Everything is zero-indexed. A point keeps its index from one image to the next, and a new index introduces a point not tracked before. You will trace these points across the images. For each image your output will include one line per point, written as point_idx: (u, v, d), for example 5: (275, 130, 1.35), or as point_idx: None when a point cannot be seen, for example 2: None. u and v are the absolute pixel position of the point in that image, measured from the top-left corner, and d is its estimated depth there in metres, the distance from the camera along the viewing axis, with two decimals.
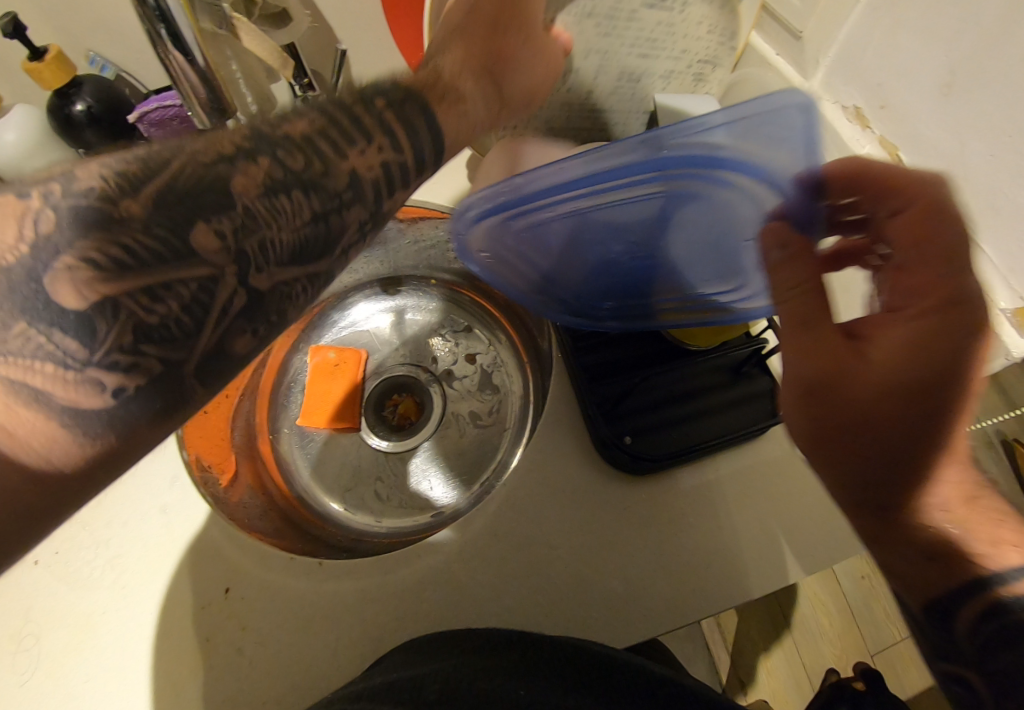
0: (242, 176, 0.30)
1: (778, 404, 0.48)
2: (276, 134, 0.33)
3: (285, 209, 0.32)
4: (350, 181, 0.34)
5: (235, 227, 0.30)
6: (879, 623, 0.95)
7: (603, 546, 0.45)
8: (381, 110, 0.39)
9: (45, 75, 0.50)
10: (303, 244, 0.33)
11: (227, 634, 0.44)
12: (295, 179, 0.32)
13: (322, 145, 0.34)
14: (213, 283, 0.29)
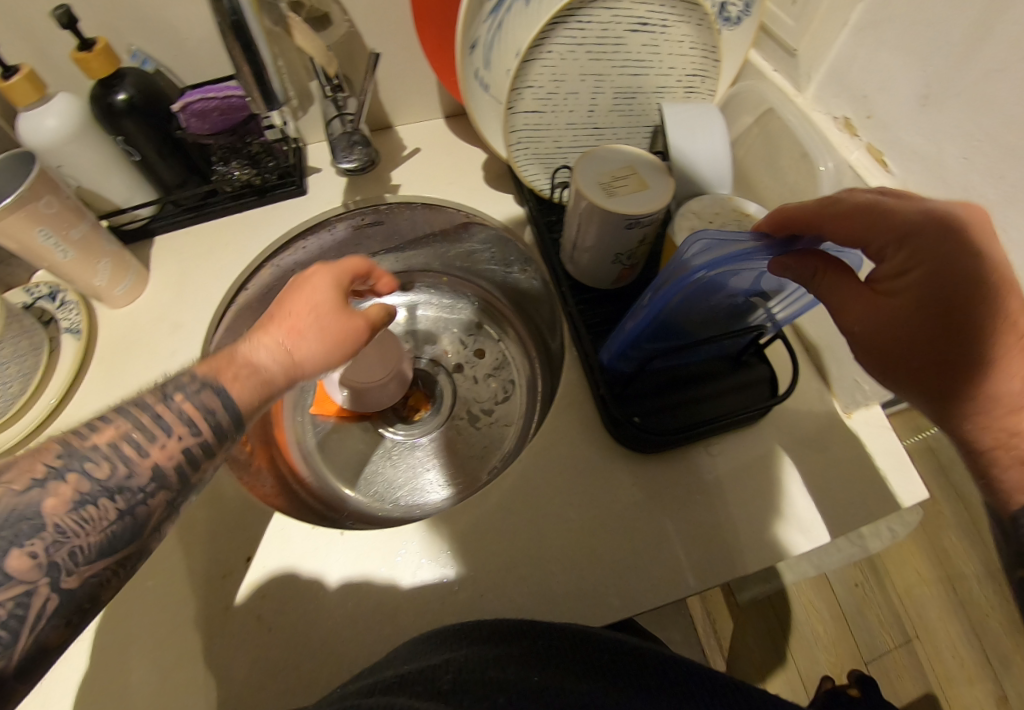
0: (52, 497, 0.30)
1: (776, 390, 0.51)
2: (86, 445, 0.32)
3: (91, 518, 0.31)
4: (154, 475, 0.33)
5: (46, 542, 0.29)
6: (872, 631, 0.97)
7: (614, 521, 0.48)
8: (179, 401, 0.36)
9: (90, 64, 0.52)
10: (112, 541, 0.32)
11: (248, 601, 0.46)
12: (103, 488, 0.32)
13: (127, 447, 0.33)
14: (26, 596, 0.28)
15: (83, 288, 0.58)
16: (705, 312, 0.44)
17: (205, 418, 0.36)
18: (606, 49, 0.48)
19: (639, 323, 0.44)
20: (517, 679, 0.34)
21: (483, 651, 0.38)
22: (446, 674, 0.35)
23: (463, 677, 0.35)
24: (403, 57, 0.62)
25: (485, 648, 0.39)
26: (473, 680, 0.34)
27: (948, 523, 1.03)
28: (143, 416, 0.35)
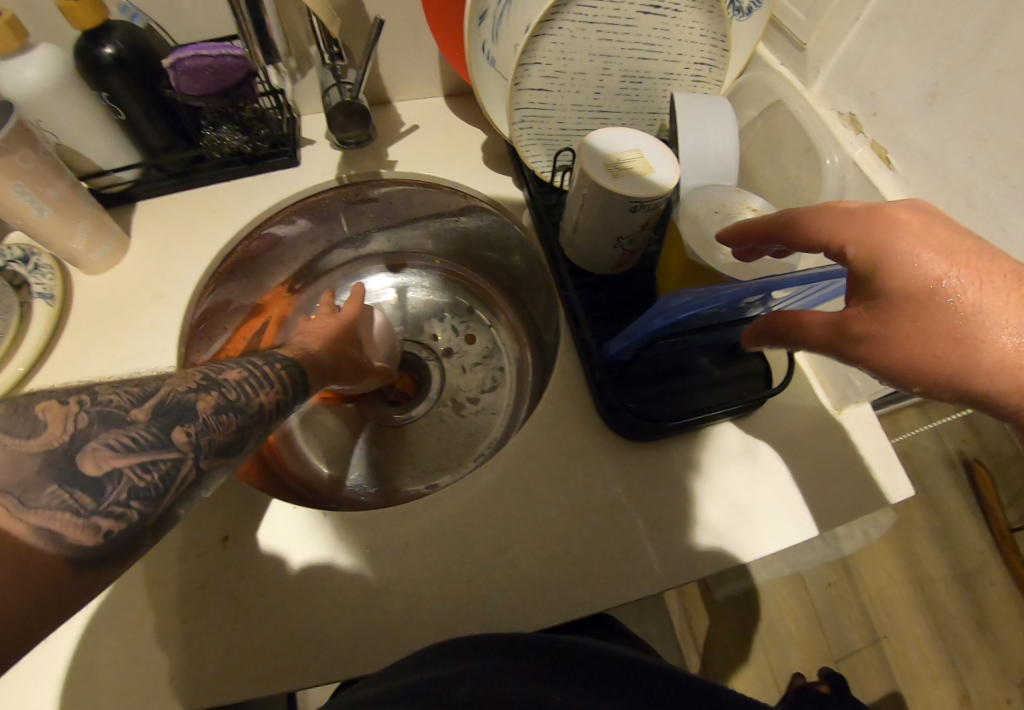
0: (201, 398, 0.33)
1: (771, 383, 0.51)
2: (213, 375, 0.36)
3: (226, 424, 0.33)
4: (257, 411, 0.36)
5: (199, 427, 0.32)
6: (843, 629, 0.99)
7: (604, 510, 0.47)
8: (276, 367, 0.41)
9: (76, 13, 0.49)
10: (229, 445, 0.33)
11: (224, 581, 0.44)
12: (230, 403, 0.35)
13: (242, 385, 0.37)
14: (177, 464, 0.30)
15: (59, 252, 0.55)
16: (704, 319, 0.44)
17: (281, 379, 0.40)
18: (617, 29, 0.47)
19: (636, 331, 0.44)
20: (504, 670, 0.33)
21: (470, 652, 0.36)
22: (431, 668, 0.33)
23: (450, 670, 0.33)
24: (407, 29, 0.60)
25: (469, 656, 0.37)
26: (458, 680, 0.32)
27: (920, 527, 1.05)
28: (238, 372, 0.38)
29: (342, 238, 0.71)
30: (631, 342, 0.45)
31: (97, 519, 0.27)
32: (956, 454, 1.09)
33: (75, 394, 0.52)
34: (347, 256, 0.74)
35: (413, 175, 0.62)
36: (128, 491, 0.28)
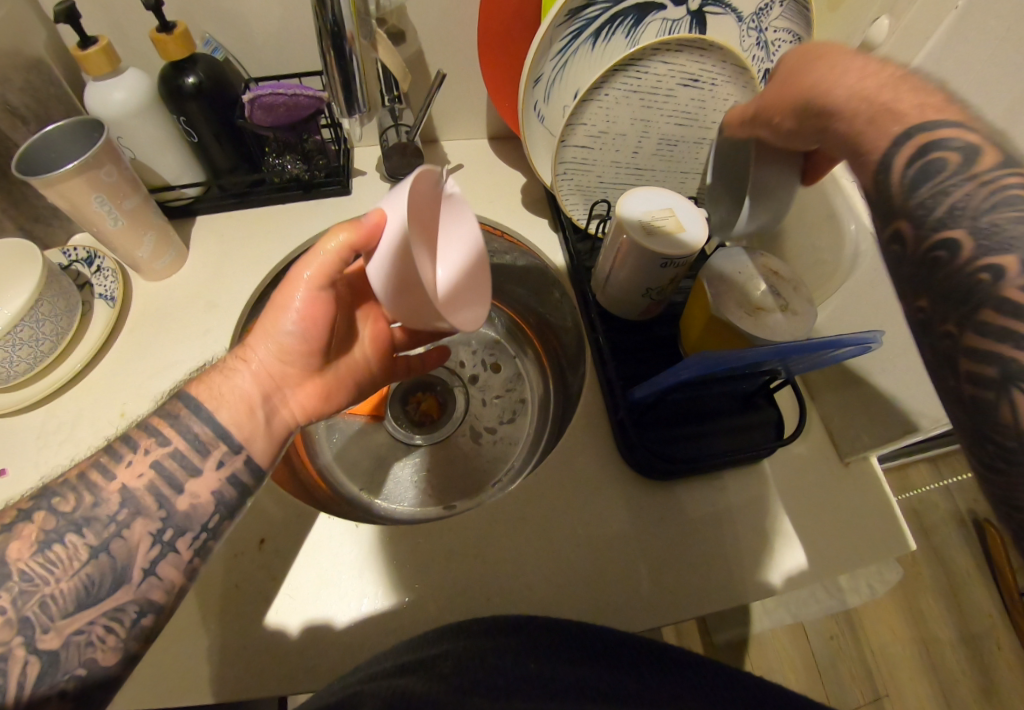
0: (17, 540, 0.36)
1: (783, 434, 0.54)
2: (54, 484, 0.39)
3: (59, 559, 0.36)
4: (122, 502, 0.39)
5: (14, 594, 0.35)
6: (843, 685, 0.98)
7: (620, 541, 0.50)
8: (145, 419, 0.42)
9: (168, 46, 0.55)
10: (88, 583, 0.37)
11: (256, 582, 0.46)
12: (67, 522, 0.37)
13: (93, 478, 0.39)
14: (2, 661, 0.34)
15: (125, 259, 0.59)
16: (713, 381, 0.48)
17: (178, 431, 0.42)
18: (658, 98, 0.52)
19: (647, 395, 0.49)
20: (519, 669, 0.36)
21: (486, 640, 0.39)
22: (448, 662, 0.37)
23: (466, 663, 0.36)
24: (461, 78, 0.65)
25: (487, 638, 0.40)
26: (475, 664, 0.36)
27: (926, 585, 1.05)
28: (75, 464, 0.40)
29: None
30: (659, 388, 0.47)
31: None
32: (966, 513, 1.10)
33: (127, 392, 0.56)
34: None
35: None
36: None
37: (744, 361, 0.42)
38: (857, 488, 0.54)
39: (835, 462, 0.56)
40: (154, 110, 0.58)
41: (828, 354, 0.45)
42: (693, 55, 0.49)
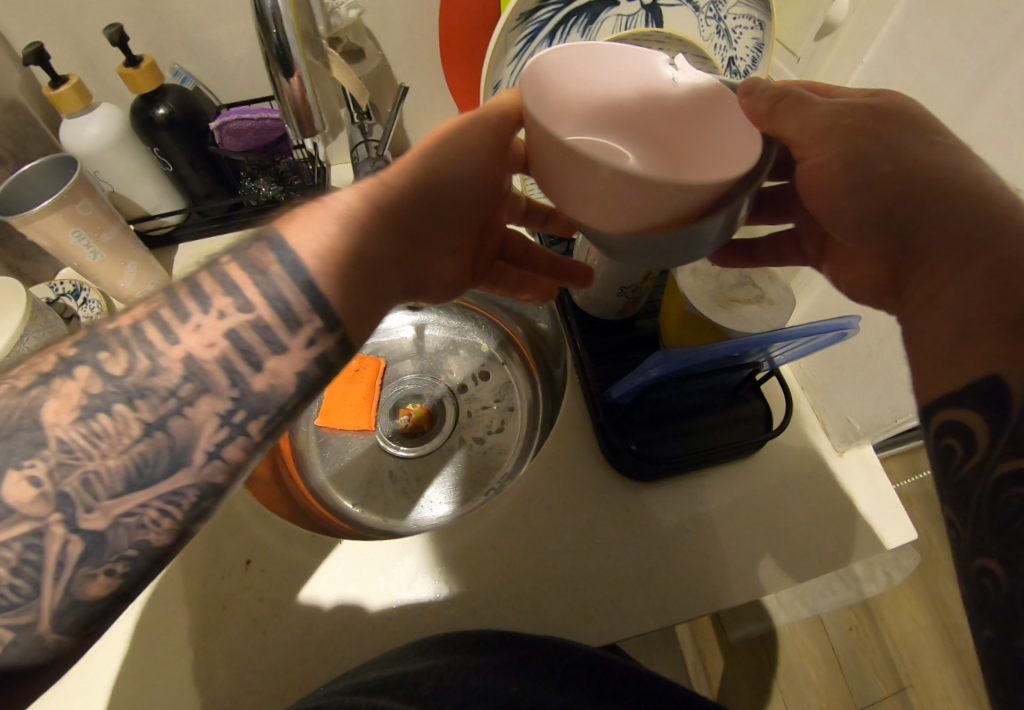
0: (56, 398, 0.30)
1: (771, 426, 0.53)
2: (107, 329, 0.31)
3: (106, 432, 0.30)
4: (183, 371, 0.31)
5: (49, 467, 0.29)
6: (866, 677, 0.95)
7: (608, 543, 0.49)
8: (223, 264, 0.33)
9: (136, 80, 0.55)
10: (139, 463, 0.30)
11: (243, 602, 0.46)
12: (116, 388, 0.30)
13: (152, 332, 0.31)
14: (37, 537, 0.28)
15: (108, 289, 0.60)
16: (690, 378, 0.48)
17: (255, 281, 0.32)
18: None
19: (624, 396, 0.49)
20: (496, 688, 0.37)
21: (473, 659, 0.39)
22: (427, 680, 0.37)
23: (444, 683, 0.37)
24: (429, 90, 0.65)
25: (469, 655, 0.40)
26: (455, 689, 0.37)
27: (945, 571, 1.02)
28: (182, 313, 0.32)
29: None
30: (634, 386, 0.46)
31: (12, 587, 0.28)
32: None
33: None
34: None
35: None
36: (16, 562, 0.28)
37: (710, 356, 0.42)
38: (849, 478, 0.53)
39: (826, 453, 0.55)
40: (127, 141, 0.59)
41: (804, 342, 0.44)
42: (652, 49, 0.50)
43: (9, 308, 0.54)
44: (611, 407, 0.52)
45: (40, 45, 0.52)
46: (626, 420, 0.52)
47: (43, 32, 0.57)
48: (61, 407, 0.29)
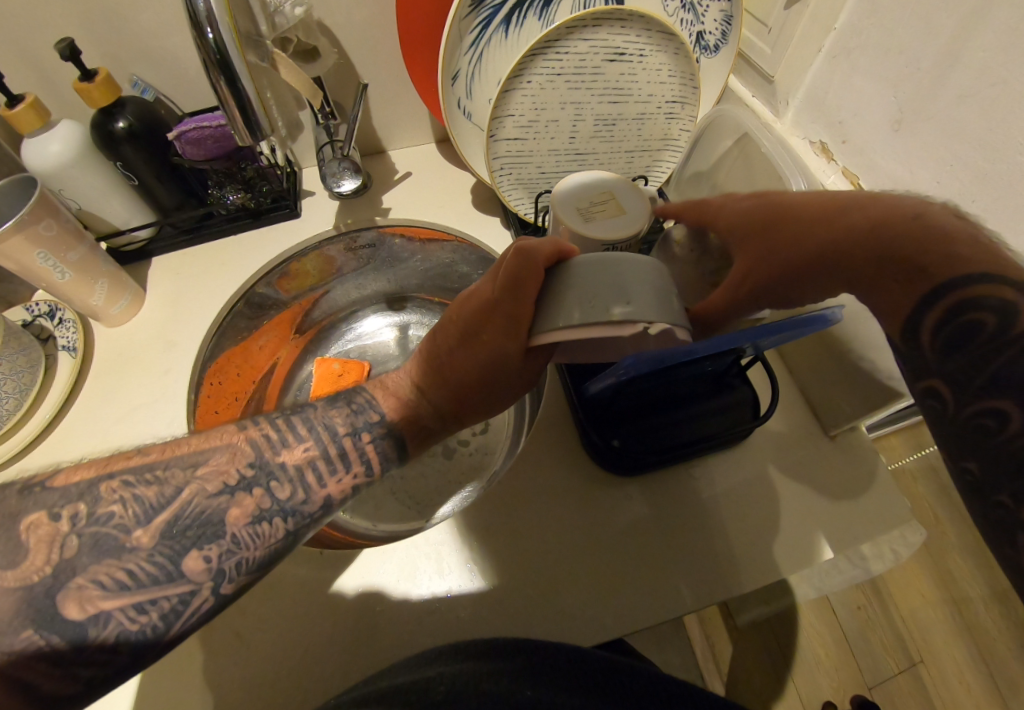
0: (237, 508, 0.35)
1: (759, 412, 0.51)
2: (275, 458, 0.37)
3: (262, 536, 0.35)
4: (324, 502, 0.38)
5: (221, 550, 0.34)
6: (876, 655, 0.94)
7: (597, 539, 0.49)
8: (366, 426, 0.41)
9: (92, 94, 0.54)
10: (271, 556, 0.36)
11: (228, 619, 0.46)
12: (279, 507, 0.36)
13: (312, 470, 0.38)
14: (190, 595, 0.32)
15: (82, 308, 0.59)
16: (666, 373, 0.46)
17: (382, 464, 0.41)
18: (585, 78, 0.50)
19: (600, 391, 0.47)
20: (511, 691, 0.35)
21: (484, 665, 0.38)
22: (439, 686, 0.36)
23: (457, 688, 0.36)
24: (394, 85, 0.64)
25: (484, 660, 0.39)
26: (468, 692, 0.35)
27: (952, 545, 1.01)
28: (332, 447, 0.39)
29: (335, 279, 0.71)
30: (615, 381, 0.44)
31: (153, 627, 0.31)
32: None
33: (96, 438, 0.56)
34: (346, 297, 0.74)
35: (407, 221, 0.65)
36: (162, 615, 0.31)
37: (694, 353, 0.39)
38: (841, 461, 0.53)
39: (815, 435, 0.54)
40: (91, 157, 0.57)
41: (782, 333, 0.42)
42: (613, 28, 0.48)
43: None
44: (593, 403, 0.50)
45: None
46: (611, 416, 0.50)
47: None
48: (224, 516, 0.34)
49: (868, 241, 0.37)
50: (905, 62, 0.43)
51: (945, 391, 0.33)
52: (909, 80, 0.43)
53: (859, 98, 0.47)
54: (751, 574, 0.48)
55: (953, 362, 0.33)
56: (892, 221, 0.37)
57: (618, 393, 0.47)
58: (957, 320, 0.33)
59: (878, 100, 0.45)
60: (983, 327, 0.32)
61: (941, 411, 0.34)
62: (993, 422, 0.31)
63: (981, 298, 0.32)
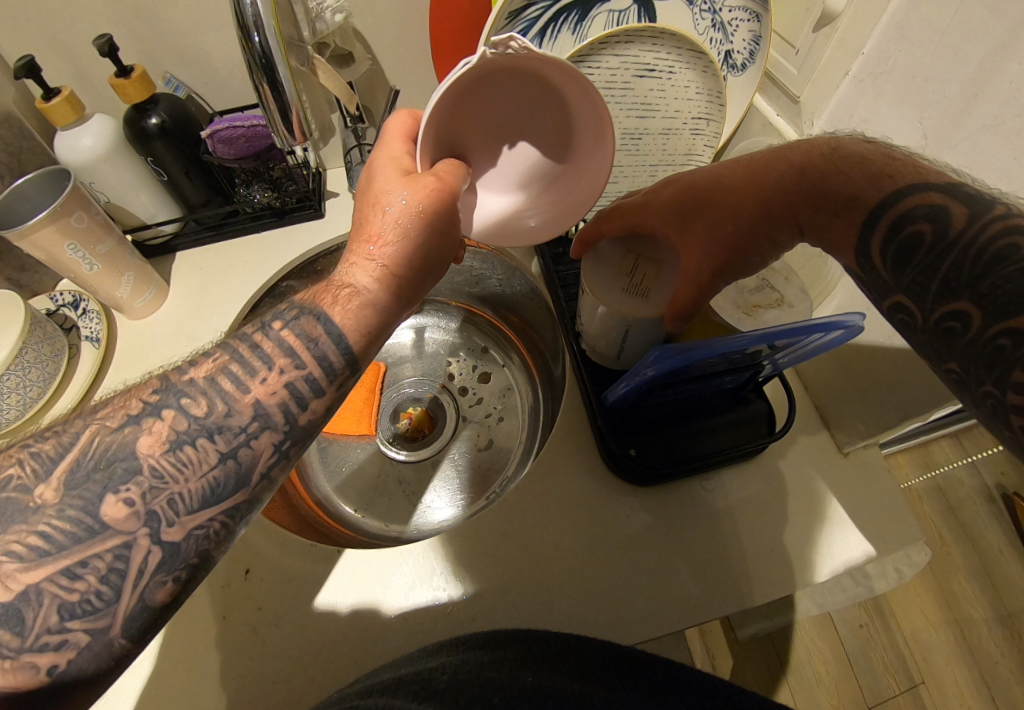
0: (148, 434, 0.30)
1: (774, 426, 0.52)
2: (181, 379, 0.33)
3: (189, 460, 0.31)
4: (254, 412, 0.33)
5: (142, 489, 0.30)
6: (878, 675, 0.94)
7: (611, 547, 0.49)
8: (278, 330, 0.35)
9: (127, 90, 0.55)
10: (214, 486, 0.31)
11: (243, 612, 0.46)
12: (199, 427, 0.31)
13: (223, 381, 0.33)
14: (126, 548, 0.29)
15: (105, 299, 0.60)
16: (683, 386, 0.47)
17: (308, 349, 0.35)
18: (614, 92, 0.51)
19: (613, 397, 0.48)
20: (514, 679, 0.36)
21: (492, 654, 0.39)
22: (444, 675, 0.36)
23: (461, 677, 0.36)
24: (423, 91, 0.65)
25: (486, 651, 0.39)
26: (471, 681, 0.36)
27: (957, 565, 1.01)
28: (244, 347, 0.34)
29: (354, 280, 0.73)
30: (631, 389, 0.46)
31: (97, 592, 0.28)
32: (995, 491, 1.06)
33: None
34: None
35: None
36: (105, 570, 0.29)
37: (710, 352, 0.41)
38: (856, 479, 0.53)
39: (830, 453, 0.54)
40: (123, 152, 0.58)
41: (802, 340, 0.43)
42: (645, 45, 0.49)
43: (10, 319, 0.54)
44: (605, 412, 0.51)
45: (32, 58, 0.51)
46: (626, 430, 0.51)
47: (38, 48, 0.58)
48: (125, 451, 0.30)
49: (798, 179, 0.40)
50: (931, 90, 0.43)
51: (970, 312, 0.32)
52: (933, 109, 0.44)
53: (883, 121, 0.48)
54: (764, 585, 0.48)
55: (987, 283, 0.31)
56: (810, 160, 0.40)
57: (631, 405, 0.49)
58: (990, 249, 0.31)
59: (906, 124, 0.46)
60: (923, 238, 0.34)
61: (959, 333, 0.32)
62: (1010, 342, 0.29)
63: (913, 210, 0.34)
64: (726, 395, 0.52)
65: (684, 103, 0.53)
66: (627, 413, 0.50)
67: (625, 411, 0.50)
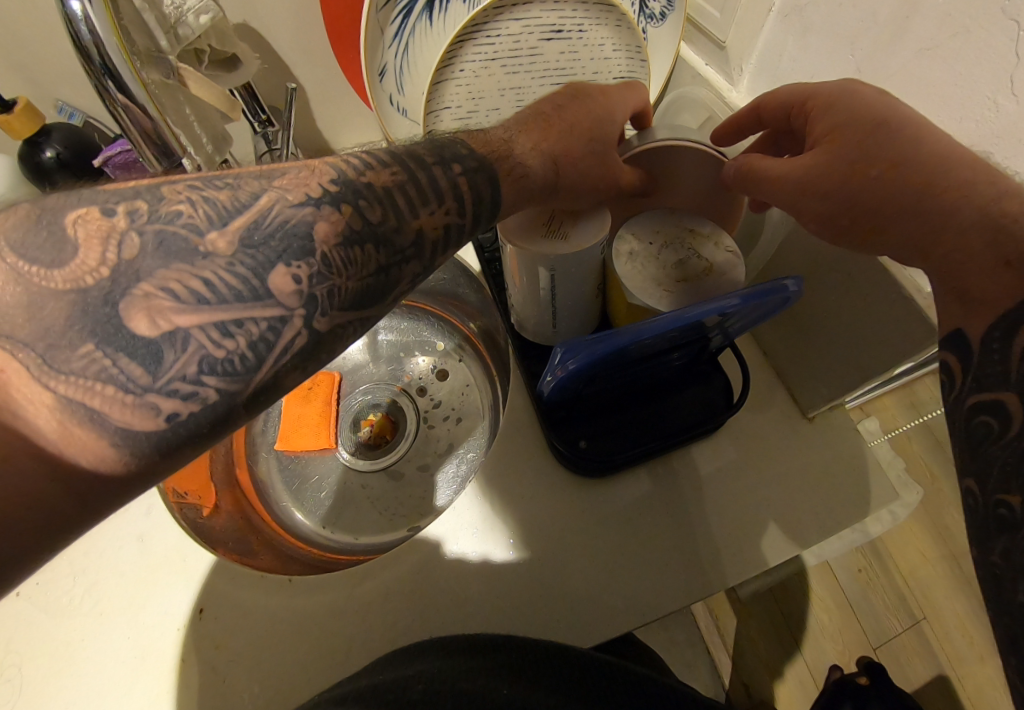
0: (325, 223, 0.28)
1: (733, 397, 0.50)
2: (360, 178, 0.30)
3: (354, 261, 0.28)
4: (416, 240, 0.31)
5: (311, 272, 0.27)
6: (880, 617, 0.94)
7: (570, 543, 0.47)
8: (456, 174, 0.33)
9: (12, 126, 0.51)
10: (366, 291, 0.29)
11: (202, 652, 0.45)
12: (370, 232, 0.29)
13: (400, 197, 0.30)
14: (281, 324, 0.26)
15: None
16: (621, 372, 0.44)
17: (472, 203, 0.34)
18: (523, 59, 0.48)
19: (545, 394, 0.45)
20: (489, 688, 0.34)
21: (458, 662, 0.37)
22: (417, 685, 0.34)
23: (435, 688, 0.33)
24: (331, 84, 0.61)
25: (464, 659, 0.37)
26: (446, 691, 0.33)
27: (950, 500, 1.00)
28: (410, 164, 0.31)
29: None
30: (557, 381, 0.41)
31: (241, 357, 0.26)
32: None
33: None
34: None
35: None
36: (254, 338, 0.26)
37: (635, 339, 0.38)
38: (820, 442, 0.51)
39: (789, 418, 0.52)
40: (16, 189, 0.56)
41: (743, 312, 0.40)
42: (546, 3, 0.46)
43: None
44: (544, 410, 0.49)
45: None
46: (570, 424, 0.50)
47: None
48: (298, 218, 0.28)
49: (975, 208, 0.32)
50: (860, 15, 0.39)
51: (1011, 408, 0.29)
52: (862, 38, 0.40)
53: (813, 56, 0.44)
54: (729, 563, 0.47)
55: None
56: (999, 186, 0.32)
57: (567, 398, 0.46)
58: None
59: (837, 56, 0.42)
60: None
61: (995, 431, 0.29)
62: None
63: None
64: (677, 373, 0.49)
65: (601, 64, 0.48)
66: (569, 406, 0.48)
67: (565, 407, 0.48)
